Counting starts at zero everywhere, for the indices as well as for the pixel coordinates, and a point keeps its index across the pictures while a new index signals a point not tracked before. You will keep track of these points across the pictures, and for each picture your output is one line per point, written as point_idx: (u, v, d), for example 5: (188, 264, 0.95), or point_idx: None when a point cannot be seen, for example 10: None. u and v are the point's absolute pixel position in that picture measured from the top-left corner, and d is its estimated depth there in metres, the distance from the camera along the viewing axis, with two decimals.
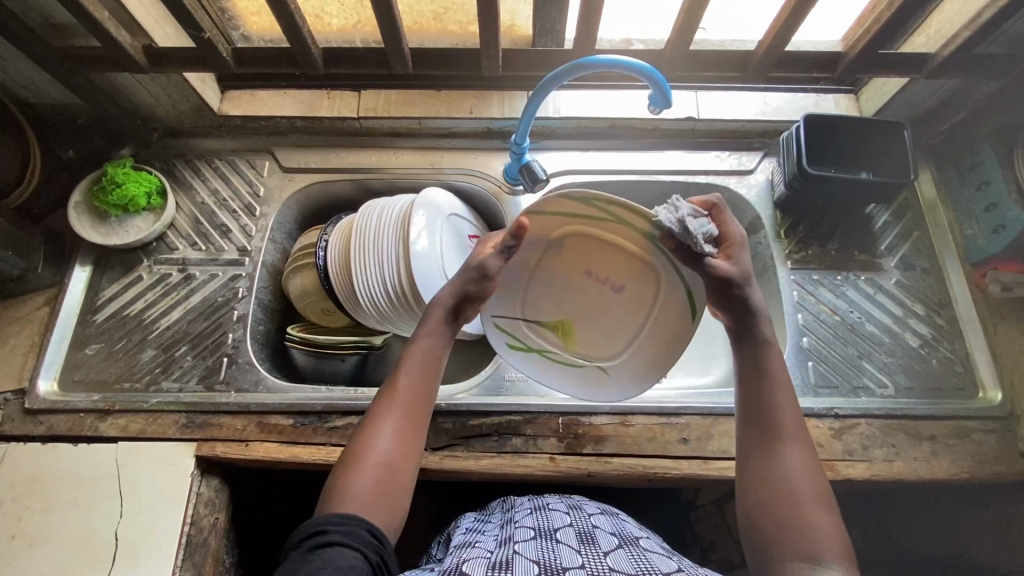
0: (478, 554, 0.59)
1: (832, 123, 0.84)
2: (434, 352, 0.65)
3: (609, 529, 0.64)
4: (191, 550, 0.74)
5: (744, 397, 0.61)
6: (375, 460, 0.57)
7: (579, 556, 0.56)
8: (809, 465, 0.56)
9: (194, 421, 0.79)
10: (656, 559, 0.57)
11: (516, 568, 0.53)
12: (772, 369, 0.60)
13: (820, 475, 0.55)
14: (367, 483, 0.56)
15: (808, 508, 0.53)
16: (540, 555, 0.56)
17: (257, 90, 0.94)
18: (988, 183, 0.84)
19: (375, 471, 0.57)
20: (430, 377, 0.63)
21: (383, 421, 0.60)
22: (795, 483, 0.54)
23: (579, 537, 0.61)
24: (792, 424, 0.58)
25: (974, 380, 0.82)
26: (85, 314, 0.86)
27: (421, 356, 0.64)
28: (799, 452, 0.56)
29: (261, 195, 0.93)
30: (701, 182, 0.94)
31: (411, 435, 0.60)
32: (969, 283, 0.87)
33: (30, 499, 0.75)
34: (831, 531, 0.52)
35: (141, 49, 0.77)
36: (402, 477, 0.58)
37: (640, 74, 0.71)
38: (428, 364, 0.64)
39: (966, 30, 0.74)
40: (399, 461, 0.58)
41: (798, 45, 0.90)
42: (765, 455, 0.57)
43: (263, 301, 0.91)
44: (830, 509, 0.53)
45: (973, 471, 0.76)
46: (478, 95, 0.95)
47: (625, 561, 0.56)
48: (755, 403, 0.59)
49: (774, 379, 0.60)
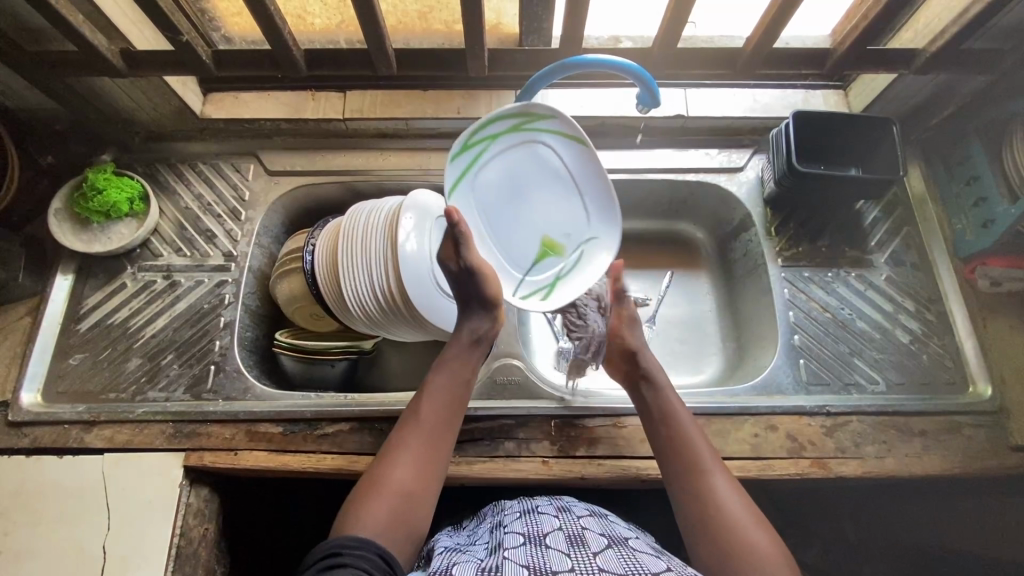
0: (468, 560, 0.59)
1: (821, 119, 0.83)
2: (457, 385, 0.71)
3: (598, 531, 0.64)
4: (181, 561, 0.73)
5: (671, 444, 0.69)
6: (392, 487, 0.61)
7: (568, 558, 0.56)
8: (725, 482, 0.65)
9: (182, 430, 0.78)
10: (646, 559, 0.57)
11: (505, 573, 0.53)
12: (676, 414, 0.71)
13: (750, 505, 0.63)
14: (383, 508, 0.60)
15: (744, 529, 0.61)
16: (531, 559, 0.56)
17: (240, 92, 0.93)
18: (976, 178, 0.84)
19: (390, 498, 0.60)
20: (452, 408, 0.69)
21: (402, 450, 0.64)
22: (722, 500, 0.63)
23: (568, 539, 0.60)
24: (706, 454, 0.67)
25: (964, 375, 0.82)
26: (68, 323, 0.85)
27: (444, 391, 0.69)
28: (723, 481, 0.65)
29: (246, 199, 0.92)
30: (691, 180, 0.94)
31: (431, 465, 0.65)
32: (959, 278, 0.87)
33: (15, 513, 0.74)
34: (772, 546, 0.59)
35: (118, 53, 0.75)
36: (420, 507, 0.62)
37: (629, 73, 0.70)
38: (450, 397, 0.69)
39: (954, 25, 0.73)
40: (417, 488, 0.62)
41: (786, 42, 0.89)
42: (695, 490, 0.65)
43: (251, 306, 0.89)
44: (761, 523, 0.61)
45: (964, 466, 0.76)
46: (466, 95, 0.94)
47: (614, 561, 0.56)
48: (669, 447, 0.69)
49: (673, 421, 0.70)
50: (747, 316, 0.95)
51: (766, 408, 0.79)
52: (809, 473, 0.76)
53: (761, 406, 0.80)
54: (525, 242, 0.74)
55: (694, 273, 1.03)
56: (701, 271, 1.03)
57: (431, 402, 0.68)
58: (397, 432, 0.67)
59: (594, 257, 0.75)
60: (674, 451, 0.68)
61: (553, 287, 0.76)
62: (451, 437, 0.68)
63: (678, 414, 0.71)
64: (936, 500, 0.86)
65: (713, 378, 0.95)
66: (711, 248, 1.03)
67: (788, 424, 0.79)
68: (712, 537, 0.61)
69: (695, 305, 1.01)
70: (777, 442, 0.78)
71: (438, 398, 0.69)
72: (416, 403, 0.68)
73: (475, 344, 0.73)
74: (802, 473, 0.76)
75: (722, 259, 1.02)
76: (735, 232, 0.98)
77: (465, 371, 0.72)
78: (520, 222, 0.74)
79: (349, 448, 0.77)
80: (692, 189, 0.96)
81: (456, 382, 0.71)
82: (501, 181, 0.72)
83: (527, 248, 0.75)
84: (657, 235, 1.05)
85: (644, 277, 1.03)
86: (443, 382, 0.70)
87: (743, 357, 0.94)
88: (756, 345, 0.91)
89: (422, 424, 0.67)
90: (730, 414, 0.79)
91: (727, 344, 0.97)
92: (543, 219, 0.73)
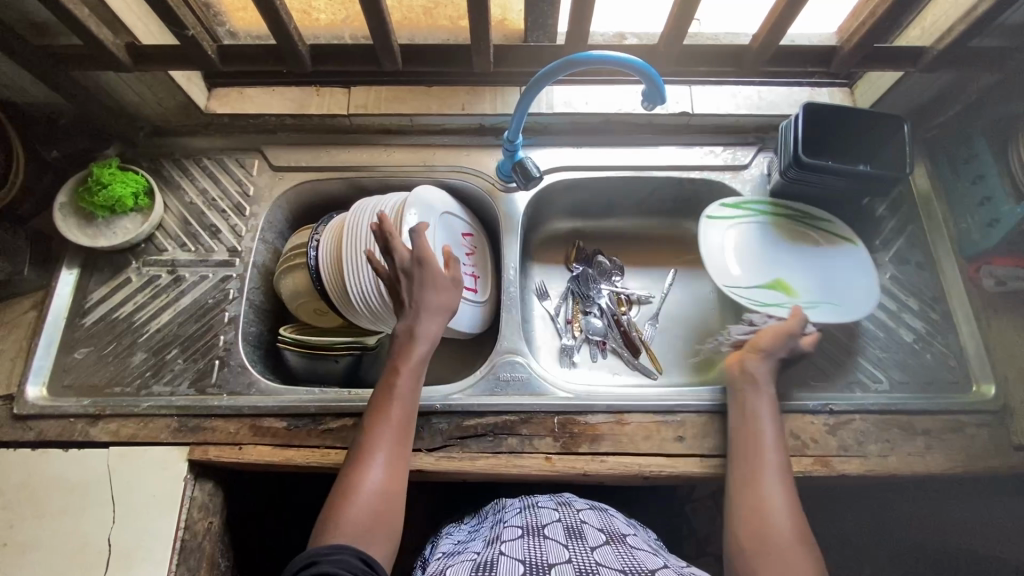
0: (464, 558, 0.59)
1: (830, 114, 0.83)
2: (415, 391, 0.70)
3: (597, 525, 0.64)
4: (186, 554, 0.74)
5: (746, 446, 0.71)
6: (364, 495, 0.61)
7: (565, 551, 0.56)
8: (785, 488, 0.66)
9: (186, 424, 0.78)
10: (643, 555, 0.57)
11: (500, 568, 0.53)
12: (766, 421, 0.72)
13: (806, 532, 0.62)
14: (360, 517, 0.59)
15: (785, 537, 0.62)
16: (526, 554, 0.56)
17: (245, 88, 0.93)
18: (983, 177, 0.83)
19: (365, 504, 0.60)
20: (412, 414, 0.69)
21: (369, 456, 0.64)
22: (773, 503, 0.64)
23: (566, 532, 0.61)
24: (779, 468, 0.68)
25: (967, 374, 0.82)
26: (74, 317, 0.85)
27: (404, 399, 0.69)
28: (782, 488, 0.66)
29: (250, 194, 0.92)
30: (695, 178, 0.94)
31: (397, 470, 0.65)
32: (963, 277, 0.87)
33: (21, 506, 0.75)
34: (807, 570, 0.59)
35: (123, 47, 0.75)
36: (393, 511, 0.62)
37: (634, 70, 0.70)
38: (410, 403, 0.69)
39: (961, 23, 0.73)
40: (388, 493, 0.62)
41: (792, 39, 0.89)
42: (751, 485, 0.67)
43: (255, 301, 0.89)
44: (804, 538, 0.61)
45: (966, 465, 0.76)
46: (470, 91, 0.94)
47: (611, 556, 0.56)
48: (744, 444, 0.71)
49: (761, 428, 0.72)
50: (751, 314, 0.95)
51: None
52: (811, 471, 0.76)
53: None
54: (759, 271, 0.89)
55: (698, 271, 1.03)
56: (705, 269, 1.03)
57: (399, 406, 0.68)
58: (360, 440, 0.66)
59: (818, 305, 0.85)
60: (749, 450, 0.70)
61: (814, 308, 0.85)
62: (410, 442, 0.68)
63: (767, 421, 0.72)
64: (938, 499, 0.86)
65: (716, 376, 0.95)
66: None
67: (791, 422, 0.79)
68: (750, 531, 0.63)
69: (698, 303, 1.00)
70: None
71: (398, 406, 0.68)
72: (376, 412, 0.68)
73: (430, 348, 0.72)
74: (805, 471, 0.76)
75: None
76: None
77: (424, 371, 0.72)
78: (790, 263, 0.89)
79: (352, 443, 0.77)
80: (696, 186, 0.95)
81: (415, 387, 0.70)
82: (721, 250, 0.89)
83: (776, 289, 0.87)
84: (661, 232, 1.05)
85: (647, 275, 1.03)
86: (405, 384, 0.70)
87: None
88: None
89: (384, 431, 0.66)
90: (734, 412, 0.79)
91: None
92: (784, 268, 0.89)
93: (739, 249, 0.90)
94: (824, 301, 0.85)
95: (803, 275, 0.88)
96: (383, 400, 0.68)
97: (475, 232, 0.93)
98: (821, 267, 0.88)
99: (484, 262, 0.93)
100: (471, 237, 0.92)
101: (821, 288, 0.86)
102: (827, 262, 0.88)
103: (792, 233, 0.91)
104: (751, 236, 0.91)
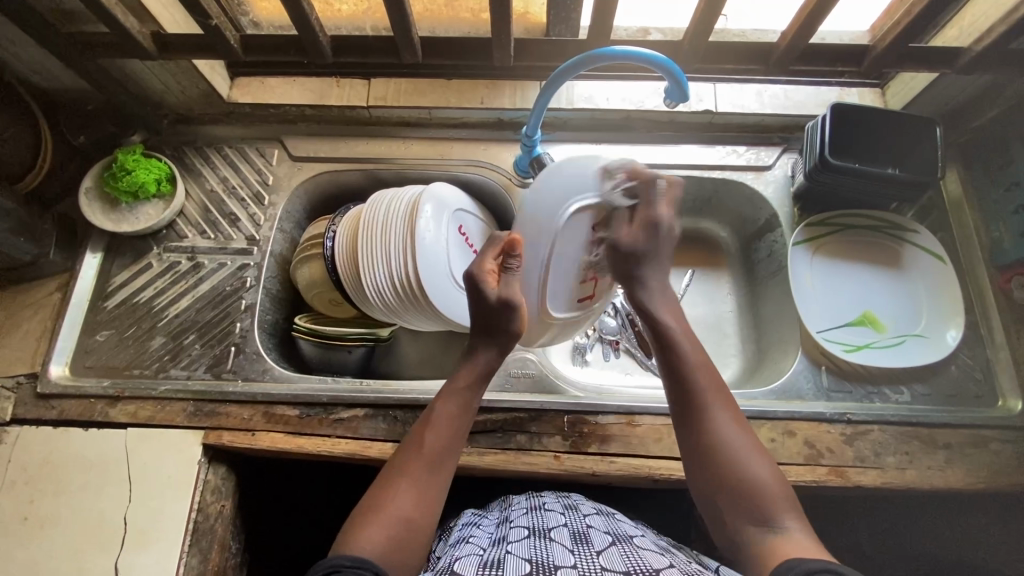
0: (471, 553, 0.59)
1: (862, 113, 0.81)
2: (462, 417, 0.68)
3: (603, 529, 0.63)
4: (198, 536, 0.75)
5: (665, 368, 0.67)
6: (391, 513, 0.58)
7: (571, 556, 0.55)
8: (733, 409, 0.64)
9: (202, 409, 0.80)
10: (649, 556, 0.56)
11: (508, 569, 0.53)
12: (680, 343, 0.68)
13: (755, 444, 0.61)
14: (381, 535, 0.56)
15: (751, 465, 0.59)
16: (533, 554, 0.56)
17: (266, 77, 0.94)
18: (1018, 185, 0.81)
19: (392, 523, 0.57)
20: (454, 442, 0.66)
21: (402, 478, 0.62)
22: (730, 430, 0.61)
23: (572, 536, 0.60)
24: (711, 387, 0.64)
25: (993, 389, 0.80)
26: (96, 300, 0.87)
27: (443, 422, 0.66)
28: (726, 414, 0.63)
29: (270, 183, 0.93)
30: (716, 177, 0.92)
31: (430, 493, 0.61)
32: (994, 288, 0.84)
33: (42, 482, 0.77)
34: (776, 486, 0.57)
35: (149, 35, 0.76)
36: (419, 537, 0.59)
37: (656, 66, 0.68)
38: (453, 428, 0.66)
39: (1003, 24, 0.70)
40: (416, 514, 0.59)
41: (822, 37, 0.87)
42: (700, 425, 0.62)
43: (271, 290, 0.90)
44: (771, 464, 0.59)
45: (987, 482, 0.74)
46: (490, 85, 0.93)
47: (617, 559, 0.55)
48: (673, 376, 0.66)
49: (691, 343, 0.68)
50: (768, 319, 0.93)
51: (784, 412, 0.78)
52: (826, 481, 0.74)
53: (779, 411, 0.78)
54: (844, 309, 0.87)
55: (715, 273, 1.01)
56: (721, 270, 1.01)
57: (436, 432, 0.65)
58: (400, 455, 0.64)
59: (914, 339, 0.83)
60: (676, 378, 0.66)
61: (905, 341, 0.84)
62: (450, 471, 0.65)
63: (684, 346, 0.68)
64: (956, 516, 0.84)
65: (729, 380, 0.93)
66: (735, 248, 1.01)
67: (806, 430, 0.77)
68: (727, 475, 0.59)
69: (714, 305, 0.99)
70: (794, 448, 0.76)
71: (442, 427, 0.66)
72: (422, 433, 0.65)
73: (484, 378, 0.71)
74: (819, 481, 0.74)
75: (746, 260, 0.99)
76: (760, 231, 0.95)
77: (474, 403, 0.69)
78: (873, 295, 0.87)
79: (363, 434, 0.78)
80: (716, 186, 0.94)
81: (461, 412, 0.68)
82: (804, 283, 0.87)
83: (856, 320, 0.86)
84: (679, 232, 1.03)
85: None
86: (447, 411, 0.67)
87: (762, 360, 0.92)
88: (777, 349, 0.90)
89: (426, 455, 0.64)
90: (747, 417, 0.78)
91: (746, 347, 0.96)
92: (867, 299, 0.87)
93: (825, 277, 0.88)
94: (914, 333, 0.84)
95: (889, 305, 0.87)
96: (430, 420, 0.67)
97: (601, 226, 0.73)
98: (909, 296, 0.86)
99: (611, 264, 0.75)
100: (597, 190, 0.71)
101: (908, 320, 0.85)
102: (918, 290, 0.86)
103: (861, 260, 0.89)
104: (830, 264, 0.89)
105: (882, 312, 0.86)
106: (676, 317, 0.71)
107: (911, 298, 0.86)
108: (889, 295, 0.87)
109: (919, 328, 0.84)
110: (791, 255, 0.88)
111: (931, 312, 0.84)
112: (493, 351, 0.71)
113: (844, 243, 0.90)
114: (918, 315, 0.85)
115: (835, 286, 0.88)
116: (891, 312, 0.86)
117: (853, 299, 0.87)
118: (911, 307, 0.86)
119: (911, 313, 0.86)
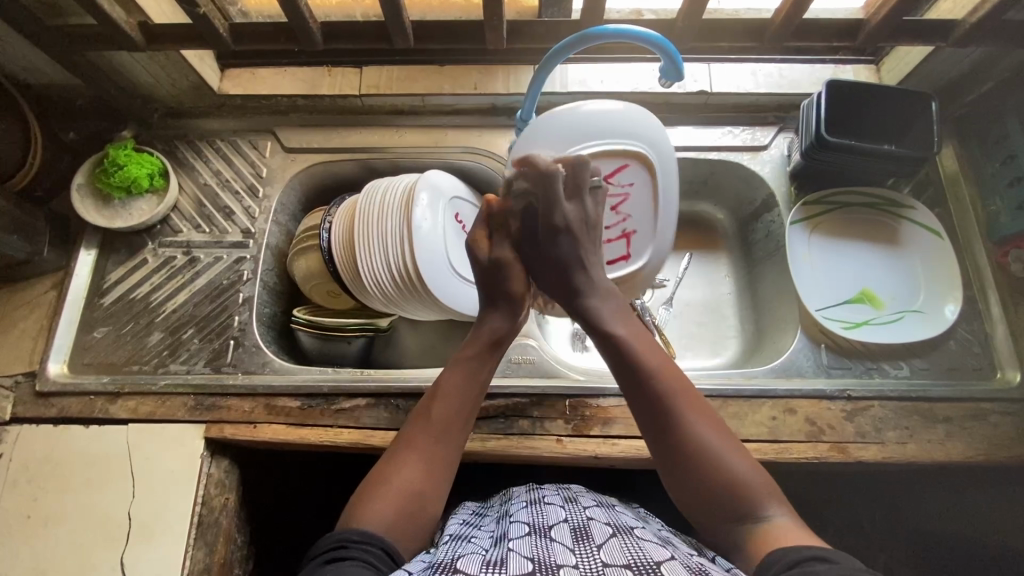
0: (472, 552, 0.56)
1: (855, 90, 0.81)
2: (465, 391, 0.64)
3: (603, 520, 0.62)
4: (203, 528, 0.75)
5: (621, 371, 0.62)
6: (398, 487, 0.56)
7: (573, 555, 0.53)
8: (704, 414, 0.58)
9: (203, 403, 0.79)
10: (650, 547, 0.54)
11: (511, 566, 0.50)
12: (635, 349, 0.62)
13: (731, 440, 0.56)
14: (387, 510, 0.55)
15: (728, 465, 0.54)
16: (535, 553, 0.53)
17: (257, 69, 0.93)
18: (1013, 157, 0.81)
19: (398, 498, 0.56)
20: (465, 413, 0.63)
21: (408, 451, 0.60)
22: (703, 436, 0.56)
23: (573, 533, 0.58)
24: (675, 390, 0.59)
25: (992, 361, 0.80)
26: (93, 296, 0.87)
27: (451, 390, 0.64)
28: (703, 420, 0.57)
29: (263, 175, 0.92)
30: (713, 158, 0.91)
31: (439, 465, 0.59)
32: (990, 261, 0.84)
33: (45, 479, 0.76)
34: (755, 477, 0.53)
35: (135, 26, 0.75)
36: (428, 509, 0.57)
37: (651, 44, 0.68)
38: (460, 398, 0.64)
39: None
40: (426, 488, 0.58)
41: (815, 14, 0.86)
42: (672, 435, 0.57)
43: (268, 282, 0.90)
44: (748, 460, 0.55)
45: (988, 455, 0.74)
46: (482, 70, 0.92)
47: (618, 552, 0.53)
48: (633, 383, 0.61)
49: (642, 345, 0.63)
50: (766, 298, 0.93)
51: (784, 391, 0.78)
52: (827, 457, 0.75)
53: (780, 389, 0.78)
54: (843, 287, 0.87)
55: (712, 255, 1.01)
56: (719, 251, 1.01)
57: (441, 404, 0.63)
58: (407, 427, 0.62)
59: (915, 316, 0.84)
60: (637, 387, 0.60)
61: (906, 316, 0.84)
62: (462, 439, 0.62)
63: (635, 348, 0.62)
64: (956, 490, 0.85)
65: (729, 362, 0.94)
66: (731, 229, 1.01)
67: (807, 407, 0.77)
68: (711, 487, 0.53)
69: (713, 287, 0.99)
70: (795, 426, 0.76)
71: (446, 404, 0.63)
72: (427, 405, 0.63)
73: (493, 348, 0.67)
74: (820, 457, 0.75)
75: (742, 240, 1.00)
76: (757, 212, 0.95)
77: (483, 372, 0.66)
78: (871, 272, 0.88)
79: (365, 423, 0.78)
80: (713, 168, 0.93)
81: (473, 379, 0.65)
82: (806, 267, 0.87)
83: (857, 300, 0.86)
84: (677, 215, 1.03)
85: (662, 259, 1.01)
86: (456, 380, 0.65)
87: (761, 340, 0.93)
88: (776, 328, 0.90)
89: (431, 426, 0.61)
90: (749, 397, 0.78)
91: (745, 327, 0.96)
92: (867, 277, 0.87)
93: (827, 258, 0.88)
94: (912, 309, 0.84)
95: (888, 282, 0.87)
96: (434, 395, 0.64)
97: (636, 173, 0.72)
98: (908, 272, 0.87)
99: (638, 209, 0.74)
100: (621, 174, 0.72)
101: (908, 295, 0.86)
102: (915, 264, 0.87)
103: (858, 239, 0.89)
104: (830, 245, 0.89)
105: (881, 288, 0.87)
106: (628, 325, 0.65)
107: (910, 274, 0.86)
108: (890, 270, 0.87)
109: (919, 303, 0.85)
110: (790, 237, 0.87)
111: (932, 287, 0.85)
112: (499, 314, 0.69)
113: (842, 223, 0.89)
114: (920, 289, 0.85)
115: (835, 267, 0.88)
116: (890, 288, 0.86)
117: (853, 278, 0.87)
118: (910, 281, 0.86)
119: (910, 288, 0.86)
